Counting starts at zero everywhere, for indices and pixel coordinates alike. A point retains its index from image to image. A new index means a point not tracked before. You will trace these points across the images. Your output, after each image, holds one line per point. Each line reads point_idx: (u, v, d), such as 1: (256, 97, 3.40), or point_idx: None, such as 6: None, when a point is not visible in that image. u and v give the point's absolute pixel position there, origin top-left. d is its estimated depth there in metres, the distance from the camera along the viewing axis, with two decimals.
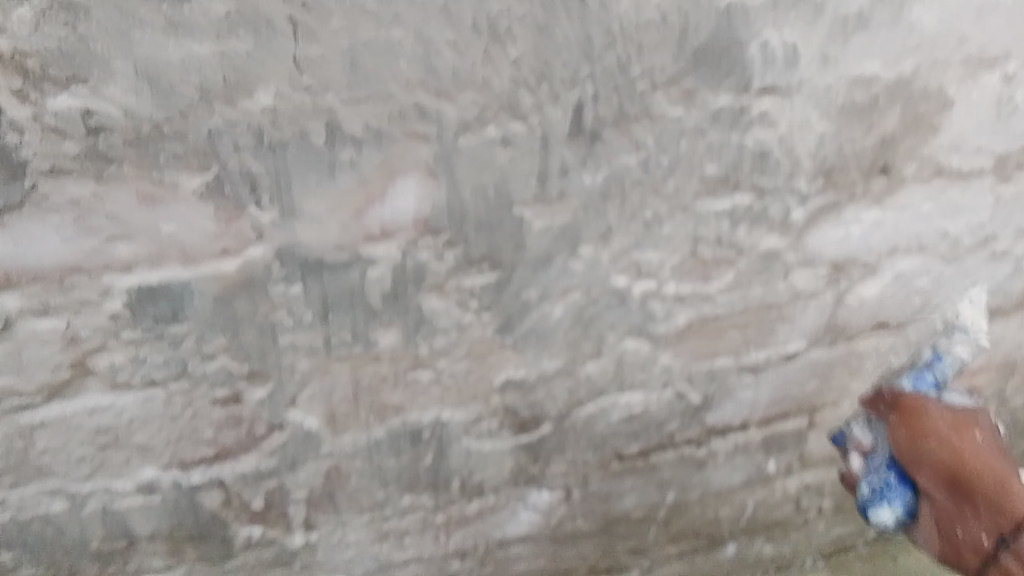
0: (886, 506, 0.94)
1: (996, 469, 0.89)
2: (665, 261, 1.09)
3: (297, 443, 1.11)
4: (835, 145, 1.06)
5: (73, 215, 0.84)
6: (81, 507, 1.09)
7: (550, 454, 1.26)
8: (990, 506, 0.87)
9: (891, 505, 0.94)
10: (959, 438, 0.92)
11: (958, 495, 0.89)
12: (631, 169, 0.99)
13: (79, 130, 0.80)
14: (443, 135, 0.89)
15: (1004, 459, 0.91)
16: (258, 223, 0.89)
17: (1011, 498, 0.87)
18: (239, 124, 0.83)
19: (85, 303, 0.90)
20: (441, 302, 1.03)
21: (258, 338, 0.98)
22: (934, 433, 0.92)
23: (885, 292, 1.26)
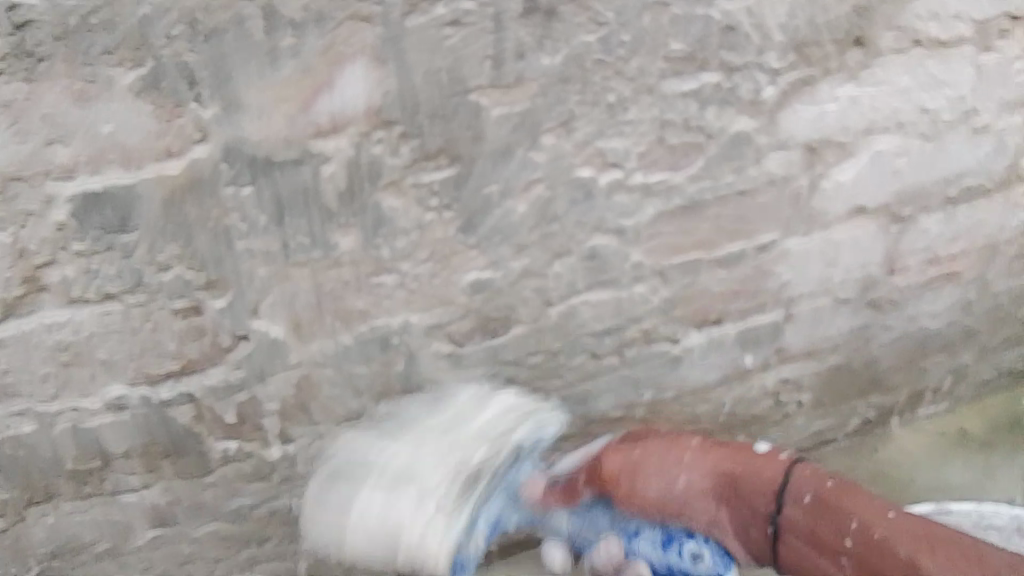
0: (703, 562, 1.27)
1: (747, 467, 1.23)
2: (632, 148, 1.06)
3: (265, 353, 1.09)
4: (806, 15, 1.04)
5: (5, 120, 0.80)
6: (51, 427, 1.07)
7: (523, 356, 1.25)
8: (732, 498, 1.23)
9: (705, 556, 1.27)
10: (678, 450, 1.27)
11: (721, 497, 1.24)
12: (592, 48, 0.96)
13: (3, 28, 0.75)
14: (389, 14, 0.86)
15: (744, 454, 1.25)
16: (200, 120, 0.86)
17: (742, 477, 1.22)
18: (171, 10, 0.78)
19: (28, 214, 0.87)
20: (399, 200, 1.00)
21: (212, 244, 0.95)
22: (692, 453, 1.27)
23: (862, 174, 1.23)
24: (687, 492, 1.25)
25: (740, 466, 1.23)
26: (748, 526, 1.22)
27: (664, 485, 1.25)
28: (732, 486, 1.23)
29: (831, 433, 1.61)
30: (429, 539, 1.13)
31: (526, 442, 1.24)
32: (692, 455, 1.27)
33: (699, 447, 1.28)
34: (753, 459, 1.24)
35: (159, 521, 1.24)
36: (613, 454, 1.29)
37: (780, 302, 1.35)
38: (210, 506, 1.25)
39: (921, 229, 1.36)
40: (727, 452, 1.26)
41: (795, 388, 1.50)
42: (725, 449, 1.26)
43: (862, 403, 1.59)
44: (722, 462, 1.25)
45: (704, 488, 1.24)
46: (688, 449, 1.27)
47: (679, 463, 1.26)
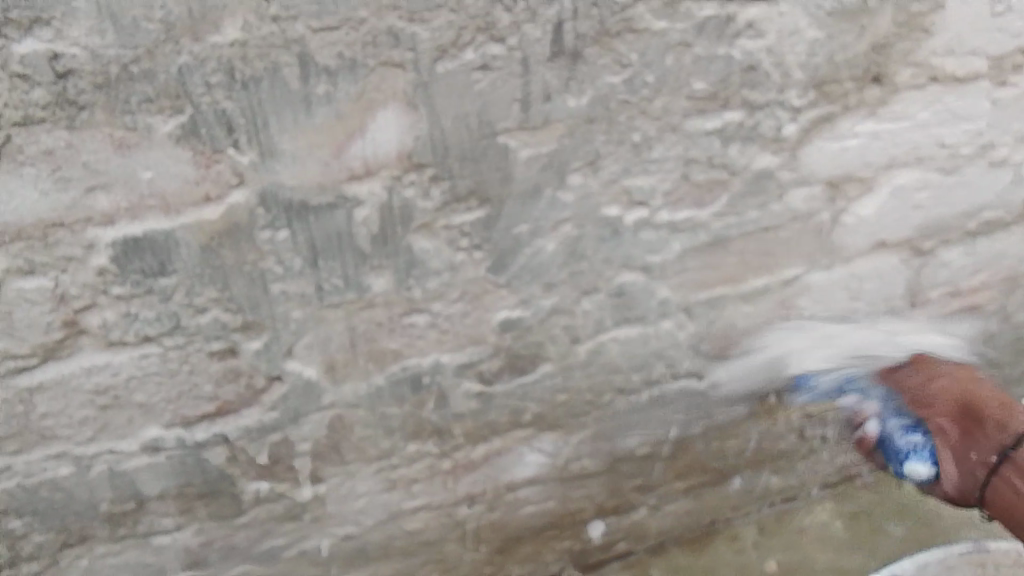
0: (919, 462, 1.15)
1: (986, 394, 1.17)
2: (657, 186, 1.08)
3: (298, 394, 1.11)
4: (826, 53, 1.05)
5: (48, 168, 0.82)
6: (87, 469, 1.08)
7: (551, 393, 1.26)
8: (995, 426, 1.12)
9: (923, 462, 1.15)
10: (936, 381, 1.21)
11: (967, 419, 1.14)
12: (617, 89, 0.97)
13: (46, 76, 0.77)
14: (419, 61, 0.88)
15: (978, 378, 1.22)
16: (238, 167, 0.88)
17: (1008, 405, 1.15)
18: (208, 59, 0.80)
19: (70, 260, 0.89)
20: (430, 241, 1.01)
21: (249, 287, 0.97)
22: (941, 381, 1.20)
23: (884, 208, 1.24)
24: (937, 422, 1.16)
25: (934, 388, 1.19)
26: (963, 454, 1.13)
27: (929, 392, 1.19)
28: (965, 407, 1.15)
29: (856, 468, 1.63)
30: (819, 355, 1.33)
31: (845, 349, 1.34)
32: (936, 381, 1.21)
33: (958, 381, 1.19)
34: (951, 383, 1.19)
35: (192, 563, 1.24)
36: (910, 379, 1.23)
37: None
38: (242, 547, 1.25)
39: (944, 261, 1.36)
40: (962, 381, 1.19)
41: (821, 421, 1.50)
42: (965, 377, 1.21)
43: None
44: (918, 384, 1.21)
45: (946, 395, 1.18)
46: (938, 383, 1.20)
47: (932, 385, 1.20)
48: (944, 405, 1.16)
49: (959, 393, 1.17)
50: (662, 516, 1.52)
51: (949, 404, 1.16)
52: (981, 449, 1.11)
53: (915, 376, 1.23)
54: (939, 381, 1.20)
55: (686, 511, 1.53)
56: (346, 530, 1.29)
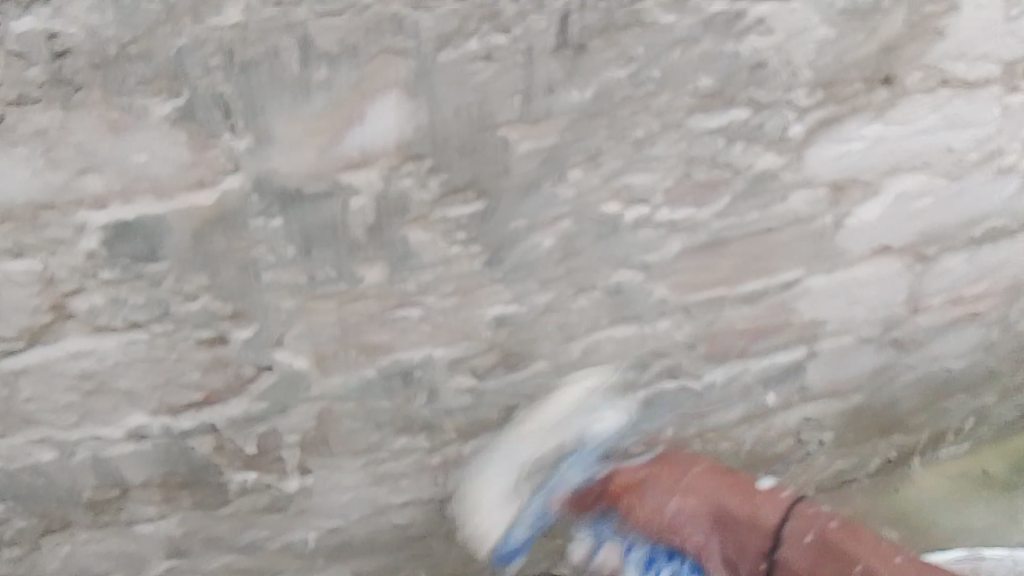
0: None
1: (711, 493, 1.12)
2: (658, 184, 1.06)
3: (287, 385, 1.09)
4: (835, 54, 1.04)
5: (39, 148, 0.80)
6: (71, 455, 1.06)
7: (544, 391, 1.24)
8: (740, 526, 1.09)
9: None
10: (658, 479, 1.16)
11: (717, 525, 1.11)
12: (621, 84, 0.96)
13: (44, 55, 0.75)
14: (421, 49, 0.86)
15: (723, 482, 1.14)
16: (232, 151, 0.86)
17: (726, 505, 1.11)
18: (208, 42, 0.78)
19: (58, 242, 0.87)
20: (426, 233, 1.00)
21: (239, 275, 0.95)
22: (684, 470, 1.17)
23: (887, 212, 1.23)
24: (670, 509, 1.12)
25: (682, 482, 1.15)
26: (728, 554, 1.10)
27: (655, 506, 1.13)
28: (715, 517, 1.11)
29: (852, 473, 1.60)
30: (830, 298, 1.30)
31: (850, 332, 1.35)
32: (683, 478, 1.15)
33: (699, 479, 1.15)
34: (653, 505, 1.13)
35: (174, 553, 1.23)
36: (640, 495, 1.14)
37: (803, 338, 1.34)
38: (225, 538, 1.24)
39: (945, 268, 1.35)
40: (724, 481, 1.14)
41: (817, 426, 1.49)
42: (717, 475, 1.15)
43: (883, 442, 1.58)
44: (670, 482, 1.15)
45: (689, 500, 1.12)
46: (681, 482, 1.15)
47: (676, 486, 1.14)
48: (659, 522, 1.11)
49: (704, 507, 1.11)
50: None
51: (700, 521, 1.11)
52: (745, 556, 1.08)
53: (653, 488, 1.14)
54: (683, 480, 1.15)
55: None
56: (332, 523, 1.28)
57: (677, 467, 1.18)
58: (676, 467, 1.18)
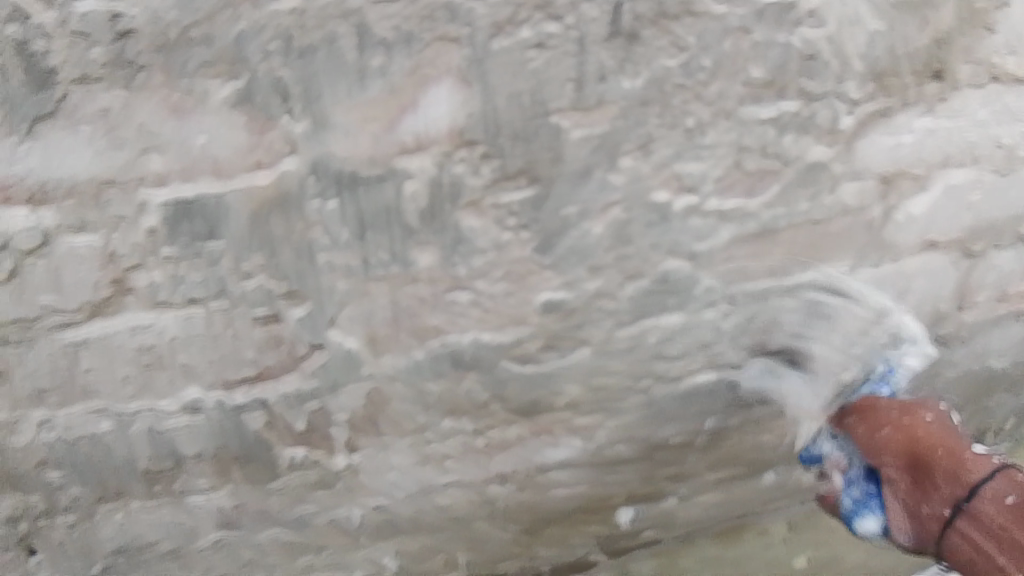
0: (869, 516, 1.04)
1: (946, 441, 0.96)
2: (708, 173, 1.07)
3: (338, 364, 1.11)
4: (888, 46, 1.03)
5: (103, 127, 0.83)
6: (128, 427, 1.09)
7: (589, 377, 1.25)
8: (944, 478, 0.93)
9: (875, 516, 1.04)
10: (905, 416, 1.01)
11: (915, 469, 0.96)
12: (672, 73, 0.96)
13: (106, 36, 0.78)
14: (475, 36, 0.87)
15: (953, 432, 0.98)
16: (290, 135, 0.88)
17: (942, 446, 0.95)
18: (266, 26, 0.81)
19: (121, 220, 0.90)
20: (478, 219, 1.01)
21: (295, 256, 0.97)
22: (922, 407, 1.02)
23: (937, 206, 1.22)
24: (878, 444, 1.01)
25: (911, 420, 1.00)
26: (924, 500, 0.95)
27: (884, 434, 1.00)
28: (919, 456, 0.96)
29: None
30: (881, 290, 1.30)
31: None
32: (921, 412, 1.01)
33: (923, 416, 1.01)
34: (910, 423, 0.99)
35: (224, 525, 1.26)
36: (884, 405, 1.04)
37: None
38: (274, 512, 1.27)
39: (992, 264, 1.34)
40: (938, 417, 1.02)
41: None
42: (946, 423, 0.99)
43: None
44: (892, 410, 1.02)
45: (903, 435, 0.98)
46: (911, 412, 1.02)
47: (903, 415, 1.01)
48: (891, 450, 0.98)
49: (920, 432, 0.98)
50: (693, 507, 1.54)
51: (899, 455, 0.98)
52: (928, 500, 0.94)
53: (857, 429, 1.03)
54: (922, 412, 1.02)
55: (715, 505, 1.56)
56: (378, 501, 1.31)
57: (904, 410, 1.02)
58: (886, 406, 1.04)
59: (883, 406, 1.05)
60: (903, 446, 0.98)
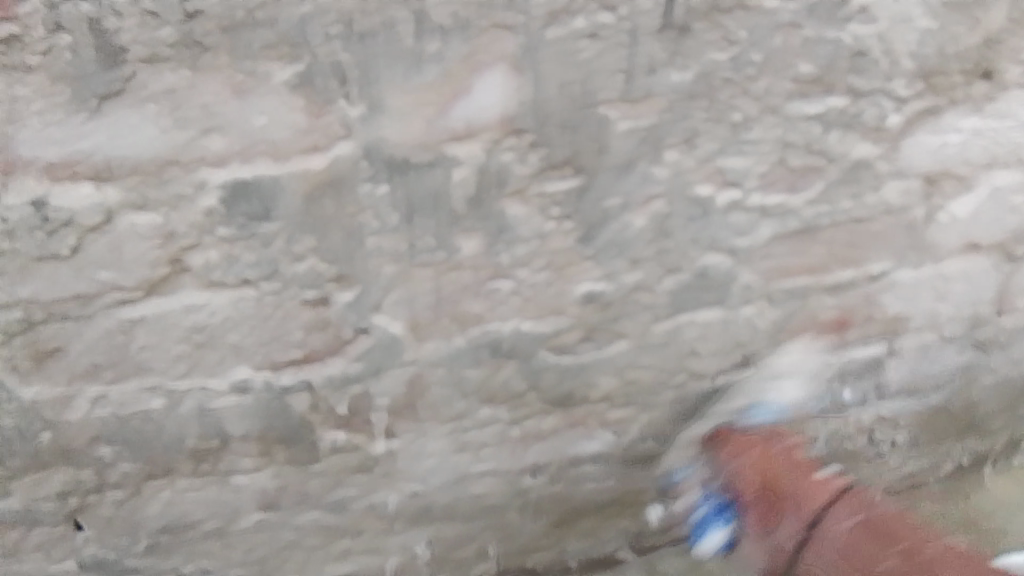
0: (713, 532, 1.24)
1: (785, 470, 1.18)
2: (752, 168, 1.07)
3: (381, 349, 1.13)
4: (938, 45, 1.04)
5: (168, 106, 0.86)
6: (178, 404, 1.12)
7: (627, 370, 1.26)
8: (794, 506, 1.11)
9: (717, 532, 1.24)
10: (757, 448, 1.25)
11: (760, 494, 1.17)
12: (722, 66, 0.97)
13: (176, 15, 0.81)
14: (530, 26, 0.89)
15: (811, 469, 1.19)
16: (346, 119, 0.91)
17: (784, 477, 1.17)
18: (329, 11, 0.83)
19: (180, 199, 0.92)
20: (523, 208, 1.03)
21: (344, 239, 1.00)
22: (756, 449, 1.25)
23: (980, 208, 1.22)
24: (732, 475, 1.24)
25: (750, 456, 1.24)
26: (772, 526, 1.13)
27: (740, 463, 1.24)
28: (770, 486, 1.17)
29: (924, 476, 1.60)
30: (920, 290, 1.30)
31: (934, 320, 1.34)
32: (763, 452, 1.24)
33: (786, 454, 1.23)
34: (757, 451, 1.24)
35: (266, 506, 1.28)
36: (790, 445, 1.25)
37: (888, 332, 1.34)
38: (313, 495, 1.29)
39: None
40: (796, 462, 1.21)
41: (892, 425, 1.48)
42: (792, 456, 1.22)
43: (959, 445, 1.58)
44: (752, 447, 1.25)
45: (753, 471, 1.21)
46: (764, 450, 1.24)
47: (757, 453, 1.24)
48: (749, 483, 1.20)
49: (768, 469, 1.20)
50: None
51: (751, 480, 1.20)
52: (786, 526, 1.10)
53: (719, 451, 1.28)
54: (755, 451, 1.25)
55: None
56: (414, 488, 1.32)
57: (754, 443, 1.27)
58: (748, 441, 1.28)
59: (748, 441, 1.28)
60: (754, 480, 1.20)
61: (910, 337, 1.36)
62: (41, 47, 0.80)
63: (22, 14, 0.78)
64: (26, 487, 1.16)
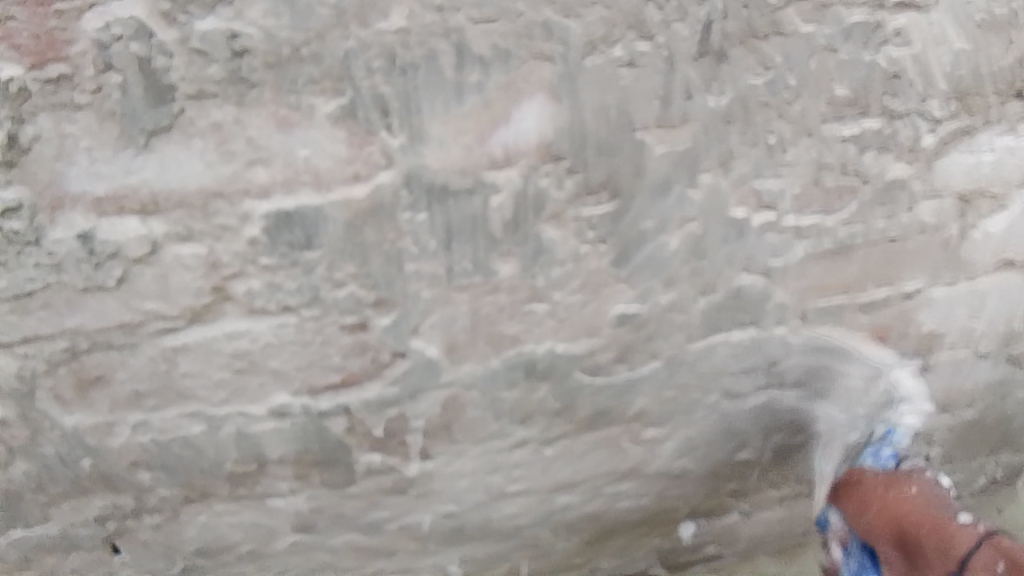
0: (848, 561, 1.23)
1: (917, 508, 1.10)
2: (787, 189, 1.08)
3: (418, 372, 1.14)
4: (973, 65, 1.04)
5: (215, 140, 0.87)
6: (218, 430, 1.13)
7: (663, 389, 1.26)
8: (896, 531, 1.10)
9: (846, 563, 1.23)
10: (890, 491, 1.16)
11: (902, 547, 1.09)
12: (758, 90, 0.98)
13: (224, 54, 0.82)
14: (568, 54, 0.90)
15: (928, 502, 1.11)
16: (388, 149, 0.92)
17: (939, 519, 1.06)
18: (372, 46, 0.84)
19: (225, 229, 0.93)
20: (559, 231, 1.04)
21: (384, 265, 1.01)
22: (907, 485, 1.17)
23: (1015, 224, 1.22)
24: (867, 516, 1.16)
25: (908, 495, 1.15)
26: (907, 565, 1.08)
27: (883, 496, 1.16)
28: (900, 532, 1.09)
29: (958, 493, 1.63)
30: (954, 308, 1.30)
31: (971, 336, 1.34)
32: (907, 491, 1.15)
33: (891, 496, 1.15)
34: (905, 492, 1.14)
35: (303, 527, 1.29)
36: (898, 497, 1.14)
37: (921, 349, 1.33)
38: (349, 515, 1.29)
39: None
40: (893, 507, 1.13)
41: (926, 440, 1.48)
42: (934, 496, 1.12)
43: (993, 461, 1.58)
44: (913, 496, 1.13)
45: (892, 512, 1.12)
46: (887, 493, 1.16)
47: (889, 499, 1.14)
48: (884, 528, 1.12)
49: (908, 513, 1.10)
50: (755, 523, 1.56)
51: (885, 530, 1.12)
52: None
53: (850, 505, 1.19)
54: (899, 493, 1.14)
55: (775, 518, 1.56)
56: (447, 508, 1.33)
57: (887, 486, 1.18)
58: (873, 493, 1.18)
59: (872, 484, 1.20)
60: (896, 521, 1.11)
61: (942, 355, 1.36)
62: (91, 85, 0.82)
63: (72, 55, 0.80)
64: (64, 513, 1.18)
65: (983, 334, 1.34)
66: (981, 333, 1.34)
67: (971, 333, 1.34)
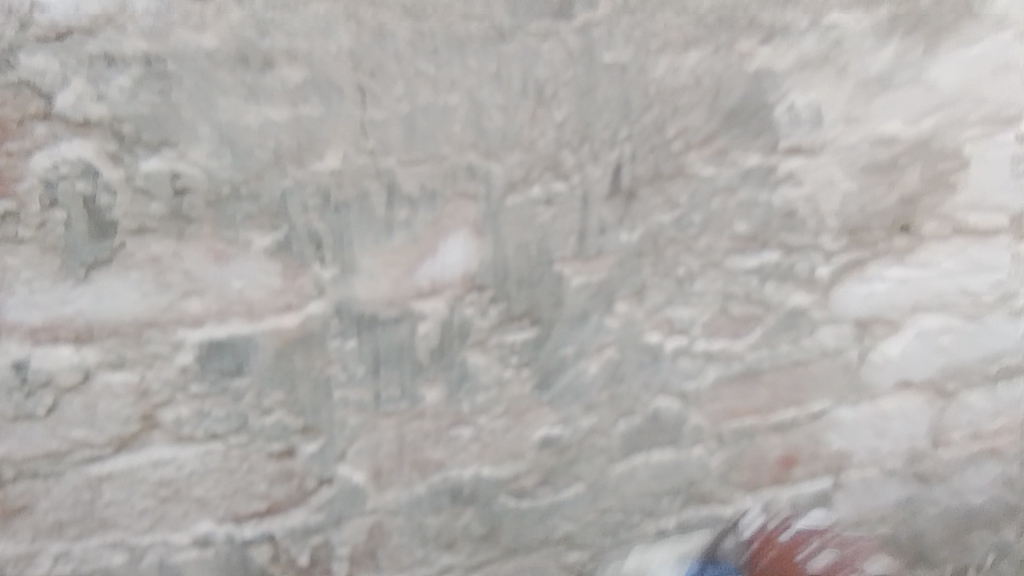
0: None
1: None
2: (696, 318, 1.15)
3: (344, 498, 1.14)
4: (860, 205, 1.14)
5: (151, 272, 0.90)
6: (139, 559, 1.09)
7: (586, 512, 1.28)
8: None
9: None
10: None
11: None
12: (666, 227, 1.06)
13: (166, 192, 0.87)
14: (491, 194, 0.97)
15: None
16: (319, 281, 0.96)
17: None
18: (308, 185, 0.90)
19: (157, 358, 0.96)
20: (483, 358, 1.08)
21: (312, 392, 1.03)
22: None
23: (908, 349, 1.30)
24: None
25: None
26: None
27: None
28: None
29: None
30: (859, 428, 1.36)
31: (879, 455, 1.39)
32: None
33: None
34: None
35: None
36: None
37: (832, 468, 1.39)
38: None
39: (964, 404, 1.40)
40: None
41: None
42: None
43: None
44: None
45: None
46: None
47: None
48: None
49: None
50: None
51: None
52: None
53: None
54: None
55: None
56: None
57: None
58: None
59: None
60: None
61: (854, 475, 1.40)
62: (35, 220, 0.85)
63: (20, 192, 0.83)
64: None
65: (890, 454, 1.40)
66: (888, 453, 1.40)
67: (879, 453, 1.39)
